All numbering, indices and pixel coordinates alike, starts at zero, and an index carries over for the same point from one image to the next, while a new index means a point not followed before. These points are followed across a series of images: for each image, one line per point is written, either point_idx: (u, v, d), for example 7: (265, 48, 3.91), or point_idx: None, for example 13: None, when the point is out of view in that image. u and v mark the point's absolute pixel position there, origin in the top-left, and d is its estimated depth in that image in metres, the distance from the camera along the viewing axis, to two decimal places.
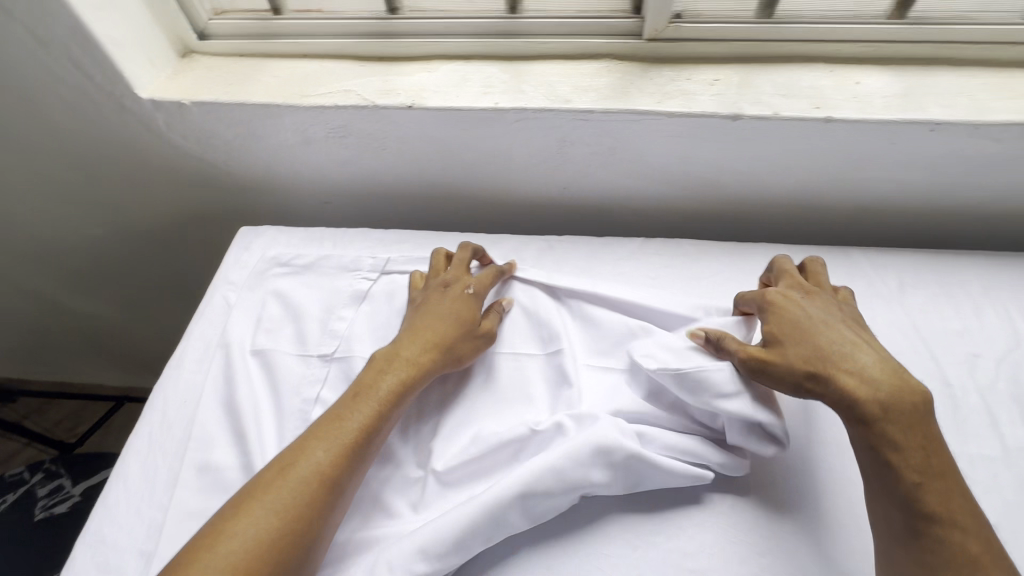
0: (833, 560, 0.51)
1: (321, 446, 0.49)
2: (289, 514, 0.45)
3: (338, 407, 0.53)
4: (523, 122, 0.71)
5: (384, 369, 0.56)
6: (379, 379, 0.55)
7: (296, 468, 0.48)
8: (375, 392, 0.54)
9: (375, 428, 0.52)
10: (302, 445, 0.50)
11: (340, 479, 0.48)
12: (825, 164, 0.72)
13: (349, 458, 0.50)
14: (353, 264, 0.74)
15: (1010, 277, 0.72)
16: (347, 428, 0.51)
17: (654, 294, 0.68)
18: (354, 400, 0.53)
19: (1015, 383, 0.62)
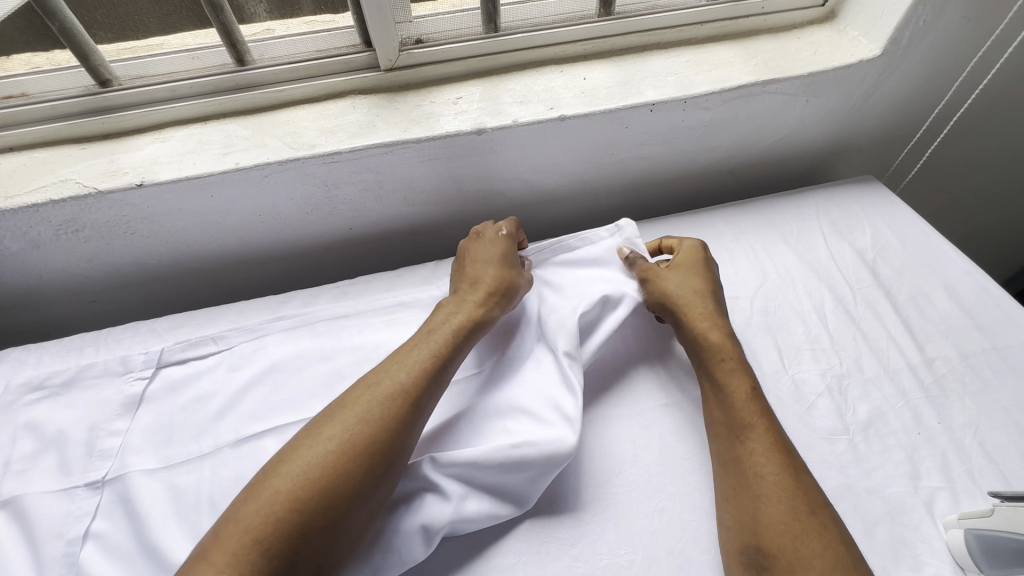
0: (636, 528, 0.54)
1: (368, 399, 0.51)
2: (320, 474, 0.45)
3: (415, 345, 0.57)
4: (274, 175, 0.68)
5: (452, 311, 0.62)
6: (424, 341, 0.58)
7: (344, 420, 0.49)
8: (448, 330, 0.59)
9: (409, 388, 0.52)
10: (379, 389, 0.52)
11: (376, 440, 0.48)
12: (579, 157, 0.78)
13: (383, 419, 0.49)
14: (122, 366, 0.65)
15: (753, 220, 0.83)
16: (375, 393, 0.51)
17: None
18: (395, 364, 0.55)
19: (766, 314, 0.71)
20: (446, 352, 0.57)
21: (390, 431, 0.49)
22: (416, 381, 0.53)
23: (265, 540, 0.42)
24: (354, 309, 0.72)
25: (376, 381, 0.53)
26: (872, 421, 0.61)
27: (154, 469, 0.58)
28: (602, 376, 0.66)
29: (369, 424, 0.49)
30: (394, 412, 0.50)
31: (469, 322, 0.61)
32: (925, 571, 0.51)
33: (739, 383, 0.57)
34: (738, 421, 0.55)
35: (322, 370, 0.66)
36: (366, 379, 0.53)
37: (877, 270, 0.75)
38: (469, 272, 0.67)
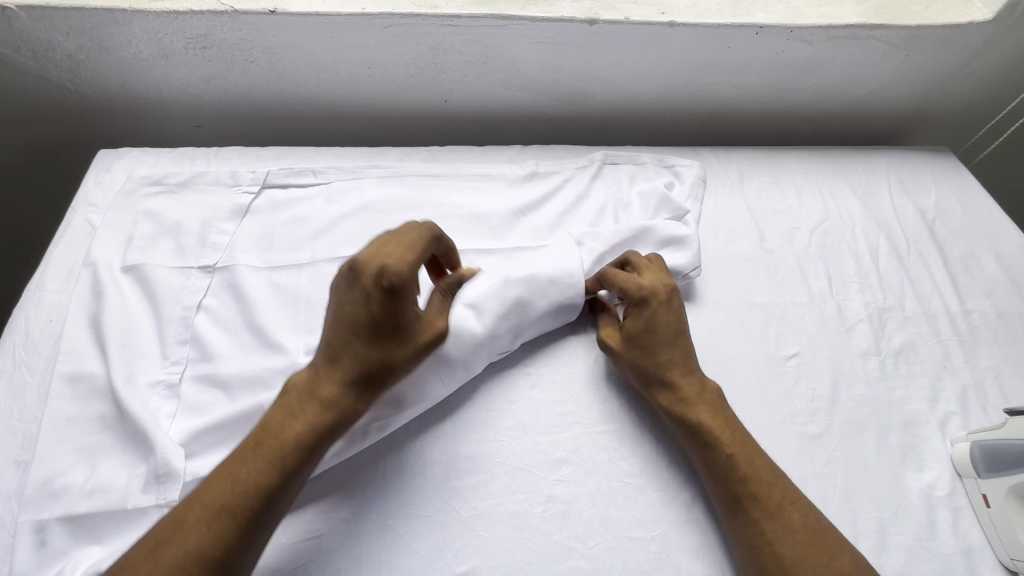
0: None
1: (218, 503, 0.43)
2: None
3: (248, 467, 0.44)
4: (393, 28, 0.71)
5: (299, 403, 0.47)
6: (285, 426, 0.46)
7: (192, 520, 0.42)
8: (309, 419, 0.47)
9: (274, 488, 0.44)
10: (230, 487, 0.43)
11: (228, 554, 0.42)
12: (674, 69, 0.80)
13: (240, 527, 0.42)
14: (231, 179, 0.71)
15: (826, 166, 0.85)
16: (235, 492, 0.43)
17: (528, 193, 0.75)
18: (252, 453, 0.45)
19: (823, 246, 0.75)
20: (313, 438, 0.46)
21: (226, 553, 0.42)
22: (273, 479, 0.44)
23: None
24: (442, 171, 0.77)
25: (249, 457, 0.45)
26: (903, 350, 0.66)
27: (258, 267, 0.64)
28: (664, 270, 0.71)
29: (221, 533, 0.42)
30: (241, 524, 0.43)
31: (321, 424, 0.47)
32: (926, 471, 0.58)
33: (728, 418, 0.54)
34: (723, 442, 0.52)
35: (410, 217, 0.71)
36: (256, 437, 0.46)
37: (936, 229, 0.79)
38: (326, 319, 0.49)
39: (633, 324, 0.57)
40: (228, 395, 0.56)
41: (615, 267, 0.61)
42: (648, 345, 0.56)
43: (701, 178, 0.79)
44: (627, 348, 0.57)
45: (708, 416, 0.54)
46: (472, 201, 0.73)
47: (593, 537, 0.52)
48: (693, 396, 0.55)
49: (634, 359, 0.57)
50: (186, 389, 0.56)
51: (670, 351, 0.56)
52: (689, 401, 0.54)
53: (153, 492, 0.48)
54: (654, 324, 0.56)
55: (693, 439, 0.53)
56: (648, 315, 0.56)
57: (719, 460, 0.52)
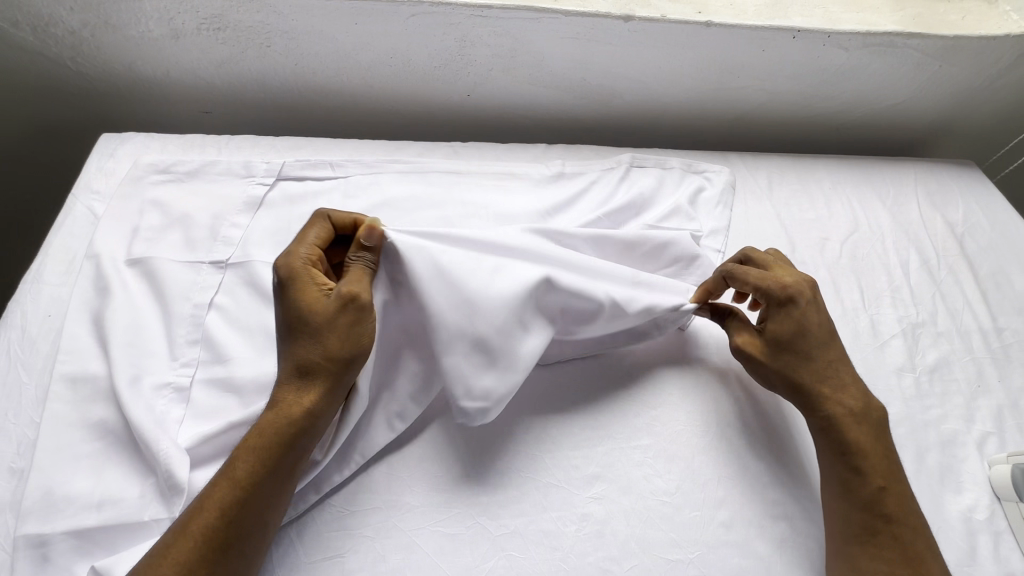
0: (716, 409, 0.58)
1: (194, 530, 0.41)
2: None
3: (217, 492, 0.42)
4: (420, 17, 0.68)
5: (256, 418, 0.46)
6: (249, 440, 0.44)
7: (169, 551, 0.40)
8: (266, 428, 0.45)
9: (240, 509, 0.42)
10: (201, 513, 0.41)
11: None
12: (706, 72, 0.78)
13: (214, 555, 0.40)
14: (245, 169, 0.67)
15: (854, 176, 0.83)
16: (205, 519, 0.41)
17: (554, 194, 0.73)
18: (221, 474, 0.43)
19: (854, 259, 0.73)
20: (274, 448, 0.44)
21: None
22: (238, 500, 0.42)
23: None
24: (465, 168, 0.74)
25: (218, 479, 0.43)
26: (937, 367, 0.65)
27: (274, 264, 0.61)
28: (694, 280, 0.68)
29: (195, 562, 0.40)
30: (214, 552, 0.41)
31: (280, 432, 0.44)
32: (964, 494, 0.57)
33: (885, 447, 0.51)
34: (874, 472, 0.50)
35: (433, 216, 0.68)
36: (226, 460, 0.44)
37: (965, 243, 0.78)
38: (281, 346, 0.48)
39: (777, 326, 0.55)
40: (241, 400, 0.53)
41: (747, 269, 0.57)
42: (795, 347, 0.54)
43: (731, 184, 0.77)
44: (772, 351, 0.55)
45: (866, 437, 0.51)
46: (496, 202, 0.70)
47: (629, 559, 0.50)
48: (859, 414, 0.52)
49: (782, 364, 0.54)
50: (197, 393, 0.52)
51: (818, 356, 0.54)
52: (849, 416, 0.52)
53: (166, 505, 0.44)
54: (801, 326, 0.54)
55: (843, 458, 0.51)
56: (794, 319, 0.54)
57: (866, 487, 0.50)
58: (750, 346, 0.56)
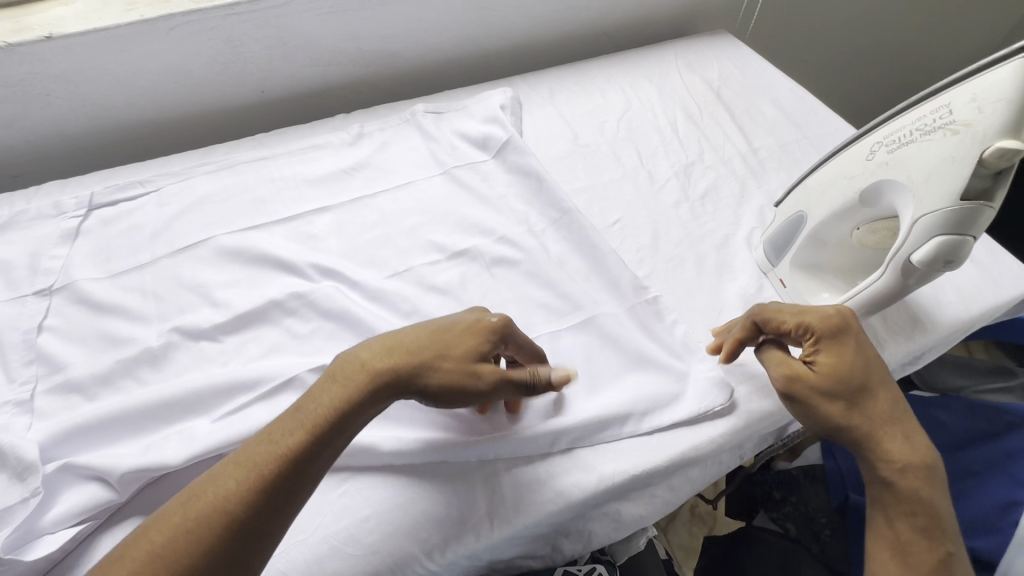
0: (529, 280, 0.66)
1: (253, 460, 0.43)
2: (178, 553, 0.39)
3: (285, 430, 0.45)
4: (179, 29, 0.74)
5: (338, 377, 0.48)
6: (326, 393, 0.47)
7: (223, 479, 0.42)
8: (350, 393, 0.47)
9: (302, 457, 0.44)
10: (267, 447, 0.44)
11: (251, 516, 0.41)
12: (461, 13, 0.88)
13: (268, 491, 0.42)
14: (55, 208, 0.71)
15: (623, 67, 0.95)
16: (265, 456, 0.43)
17: (356, 151, 0.80)
18: (291, 415, 0.46)
19: (630, 131, 0.84)
20: (354, 409, 0.47)
21: (245, 517, 0.41)
22: (306, 446, 0.44)
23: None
24: (272, 153, 0.80)
25: (289, 422, 0.45)
26: (708, 192, 0.76)
27: (99, 278, 0.65)
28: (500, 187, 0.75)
29: (250, 493, 0.42)
30: (269, 491, 0.42)
31: (368, 395, 0.47)
32: (738, 279, 0.67)
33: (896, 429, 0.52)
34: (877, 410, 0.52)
35: (246, 198, 0.74)
36: (298, 403, 0.47)
37: (721, 93, 0.90)
38: (411, 335, 0.51)
39: (832, 361, 0.52)
40: (86, 397, 0.57)
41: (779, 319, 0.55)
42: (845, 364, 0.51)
43: (519, 101, 0.86)
44: (829, 392, 0.51)
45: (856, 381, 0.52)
46: (304, 170, 0.77)
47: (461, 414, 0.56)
48: (914, 466, 0.50)
49: (838, 404, 0.51)
50: (39, 402, 0.56)
51: (864, 393, 0.52)
52: (905, 472, 0.50)
53: (16, 491, 0.48)
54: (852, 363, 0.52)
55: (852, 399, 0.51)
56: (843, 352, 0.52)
57: (920, 521, 0.50)
58: (797, 383, 0.52)
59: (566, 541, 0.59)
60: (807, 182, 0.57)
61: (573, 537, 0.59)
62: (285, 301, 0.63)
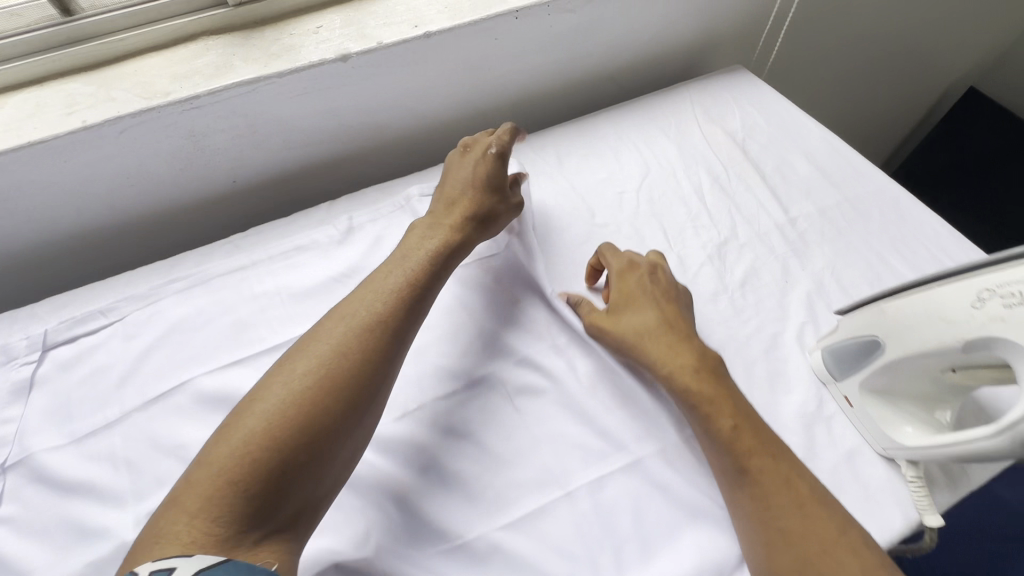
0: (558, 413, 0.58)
1: (318, 353, 0.49)
2: (270, 430, 0.44)
3: (342, 327, 0.52)
4: (130, 131, 0.64)
5: (387, 274, 0.57)
6: (370, 296, 0.55)
7: (294, 369, 0.48)
8: (393, 288, 0.56)
9: (369, 340, 0.51)
10: (330, 345, 0.50)
11: (335, 393, 0.47)
12: (454, 76, 0.78)
13: (343, 371, 0.49)
14: (4, 354, 0.62)
15: (635, 119, 0.86)
16: (330, 347, 0.50)
17: (350, 251, 0.70)
18: (339, 318, 0.53)
19: (652, 203, 0.75)
20: (406, 297, 0.55)
21: (331, 394, 0.47)
22: (367, 334, 0.51)
23: (239, 485, 0.42)
24: (251, 259, 0.70)
25: (338, 323, 0.52)
26: (747, 278, 0.68)
27: (61, 444, 0.56)
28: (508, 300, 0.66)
29: (323, 373, 0.48)
30: (343, 376, 0.48)
31: (412, 284, 0.57)
32: (794, 392, 0.59)
33: (752, 437, 0.50)
34: (722, 416, 0.51)
35: (225, 321, 0.65)
36: (340, 309, 0.54)
37: (748, 147, 0.81)
38: (449, 190, 0.67)
39: (675, 362, 0.56)
40: None
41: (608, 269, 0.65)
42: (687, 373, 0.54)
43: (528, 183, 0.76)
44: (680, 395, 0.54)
45: (710, 398, 0.52)
46: (289, 281, 0.68)
47: None
48: (715, 400, 0.52)
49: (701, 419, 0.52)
50: None
51: (706, 404, 0.52)
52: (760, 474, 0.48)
53: None
54: (632, 292, 0.62)
55: (694, 410, 0.53)
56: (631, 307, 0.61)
57: (735, 441, 0.50)
58: (597, 319, 0.61)
59: None
60: (884, 306, 0.49)
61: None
62: None
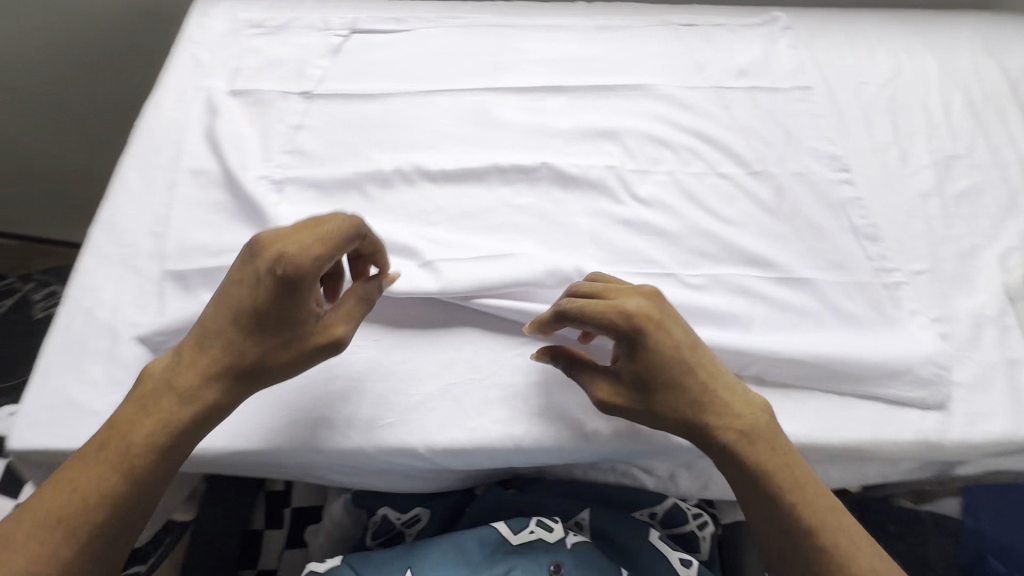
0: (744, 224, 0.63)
1: (116, 447, 0.44)
2: (72, 496, 0.43)
3: (136, 426, 0.45)
4: None
5: (172, 377, 0.47)
6: (167, 402, 0.46)
7: (125, 441, 0.44)
8: (177, 403, 0.46)
9: (165, 448, 0.45)
10: (126, 446, 0.44)
11: (142, 476, 0.44)
12: None
13: (138, 484, 0.44)
14: (323, 24, 0.78)
15: (902, 28, 0.82)
16: (128, 454, 0.44)
17: (595, 43, 0.77)
18: (141, 415, 0.45)
19: (893, 100, 0.74)
20: (206, 409, 0.46)
21: (138, 484, 0.44)
22: (151, 439, 0.45)
23: (80, 523, 0.42)
24: (512, 23, 0.80)
25: (161, 406, 0.46)
26: (967, 194, 0.66)
27: (347, 96, 0.71)
28: (717, 136, 0.69)
29: (136, 460, 0.44)
30: (146, 481, 0.44)
31: (206, 407, 0.46)
32: (973, 297, 0.60)
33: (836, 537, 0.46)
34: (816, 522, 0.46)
35: (481, 60, 0.75)
36: (141, 397, 0.46)
37: (1016, 88, 0.76)
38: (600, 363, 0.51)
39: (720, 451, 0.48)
40: (323, 192, 0.64)
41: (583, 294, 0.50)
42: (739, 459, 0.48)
43: (774, 44, 0.78)
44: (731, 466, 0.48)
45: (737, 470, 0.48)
46: (540, 48, 0.77)
47: None
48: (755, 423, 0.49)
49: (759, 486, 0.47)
50: (288, 186, 0.64)
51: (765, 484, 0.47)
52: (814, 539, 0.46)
53: None
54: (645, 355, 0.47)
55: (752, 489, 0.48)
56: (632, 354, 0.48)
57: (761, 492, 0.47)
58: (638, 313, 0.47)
59: (684, 474, 0.63)
60: None
61: (692, 474, 0.63)
62: (506, 170, 0.65)
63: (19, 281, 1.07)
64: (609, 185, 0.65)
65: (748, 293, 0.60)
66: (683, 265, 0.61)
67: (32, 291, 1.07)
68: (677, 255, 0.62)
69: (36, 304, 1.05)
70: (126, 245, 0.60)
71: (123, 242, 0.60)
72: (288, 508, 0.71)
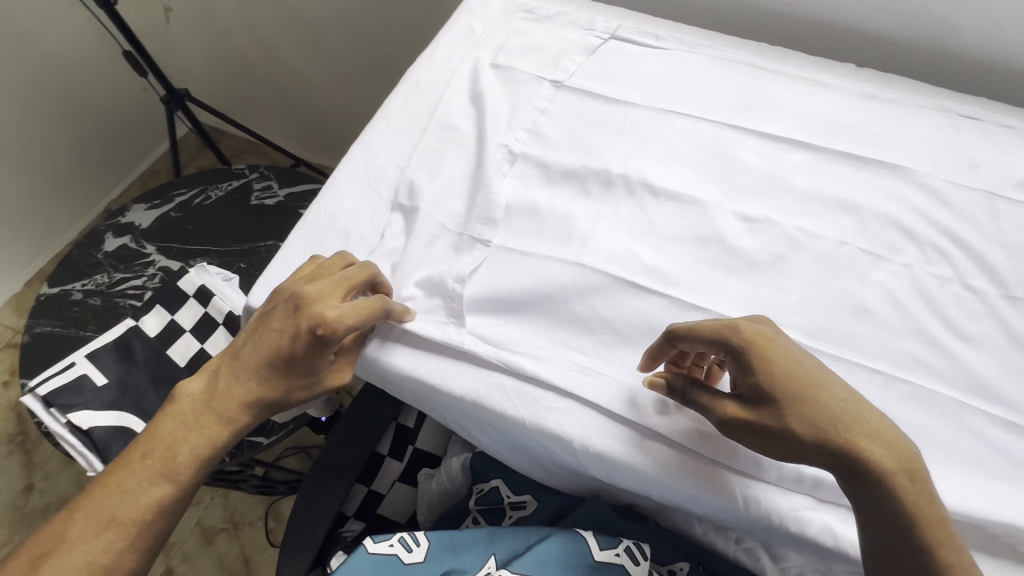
0: (975, 350, 0.57)
1: (126, 505, 0.52)
2: (89, 554, 0.50)
3: (151, 486, 0.53)
4: None
5: (187, 434, 0.54)
6: (184, 456, 0.54)
7: (118, 499, 0.52)
8: (174, 463, 0.54)
9: (165, 498, 0.53)
10: (137, 503, 0.52)
11: (139, 532, 0.52)
12: None
13: (136, 534, 0.52)
14: (588, 24, 0.81)
15: None
16: (137, 506, 0.52)
17: (857, 109, 0.72)
18: (153, 471, 0.53)
19: None
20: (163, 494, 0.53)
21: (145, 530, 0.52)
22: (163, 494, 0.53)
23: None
24: (771, 68, 0.77)
25: (152, 470, 0.53)
26: None
27: (592, 95, 0.74)
28: (974, 244, 0.62)
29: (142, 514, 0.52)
30: (147, 528, 0.52)
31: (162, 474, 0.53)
32: None
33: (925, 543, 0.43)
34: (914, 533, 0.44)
35: (731, 96, 0.74)
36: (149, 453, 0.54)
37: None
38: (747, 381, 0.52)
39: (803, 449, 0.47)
40: (547, 177, 0.68)
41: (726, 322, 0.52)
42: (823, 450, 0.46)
43: None
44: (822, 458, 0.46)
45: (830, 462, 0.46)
46: (795, 100, 0.73)
47: None
48: (889, 454, 0.45)
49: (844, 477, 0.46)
50: (519, 163, 0.69)
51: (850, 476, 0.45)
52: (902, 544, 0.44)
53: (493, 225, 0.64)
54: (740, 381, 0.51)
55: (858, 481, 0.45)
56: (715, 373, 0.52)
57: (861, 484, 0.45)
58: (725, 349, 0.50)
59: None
60: None
61: None
62: (727, 211, 0.64)
63: (247, 169, 1.24)
64: (832, 258, 0.61)
65: (958, 422, 0.54)
66: (892, 366, 0.56)
67: (255, 180, 1.23)
68: (888, 355, 0.57)
69: (255, 193, 1.21)
70: (375, 170, 0.69)
71: (373, 168, 0.69)
72: (412, 446, 0.80)
